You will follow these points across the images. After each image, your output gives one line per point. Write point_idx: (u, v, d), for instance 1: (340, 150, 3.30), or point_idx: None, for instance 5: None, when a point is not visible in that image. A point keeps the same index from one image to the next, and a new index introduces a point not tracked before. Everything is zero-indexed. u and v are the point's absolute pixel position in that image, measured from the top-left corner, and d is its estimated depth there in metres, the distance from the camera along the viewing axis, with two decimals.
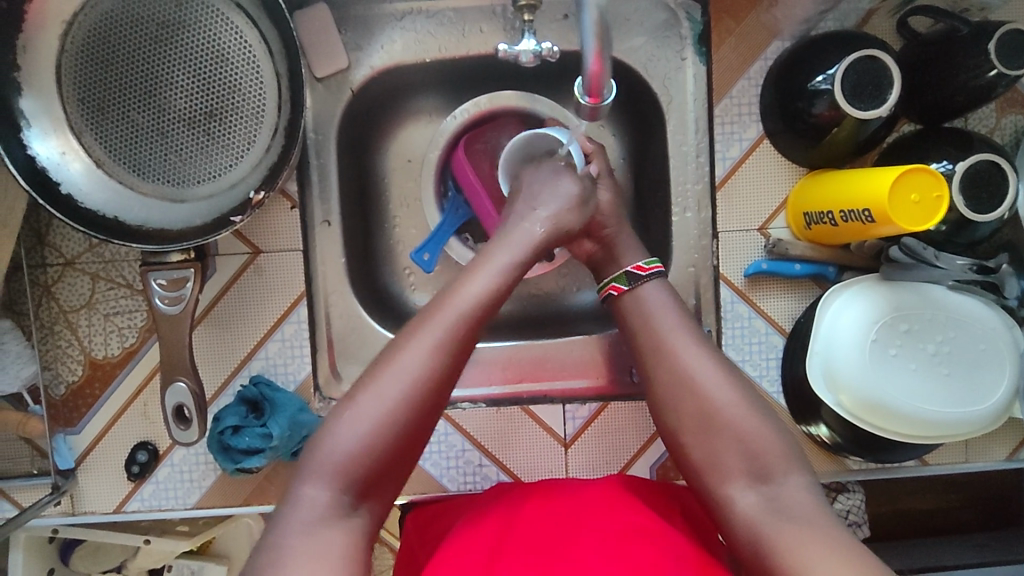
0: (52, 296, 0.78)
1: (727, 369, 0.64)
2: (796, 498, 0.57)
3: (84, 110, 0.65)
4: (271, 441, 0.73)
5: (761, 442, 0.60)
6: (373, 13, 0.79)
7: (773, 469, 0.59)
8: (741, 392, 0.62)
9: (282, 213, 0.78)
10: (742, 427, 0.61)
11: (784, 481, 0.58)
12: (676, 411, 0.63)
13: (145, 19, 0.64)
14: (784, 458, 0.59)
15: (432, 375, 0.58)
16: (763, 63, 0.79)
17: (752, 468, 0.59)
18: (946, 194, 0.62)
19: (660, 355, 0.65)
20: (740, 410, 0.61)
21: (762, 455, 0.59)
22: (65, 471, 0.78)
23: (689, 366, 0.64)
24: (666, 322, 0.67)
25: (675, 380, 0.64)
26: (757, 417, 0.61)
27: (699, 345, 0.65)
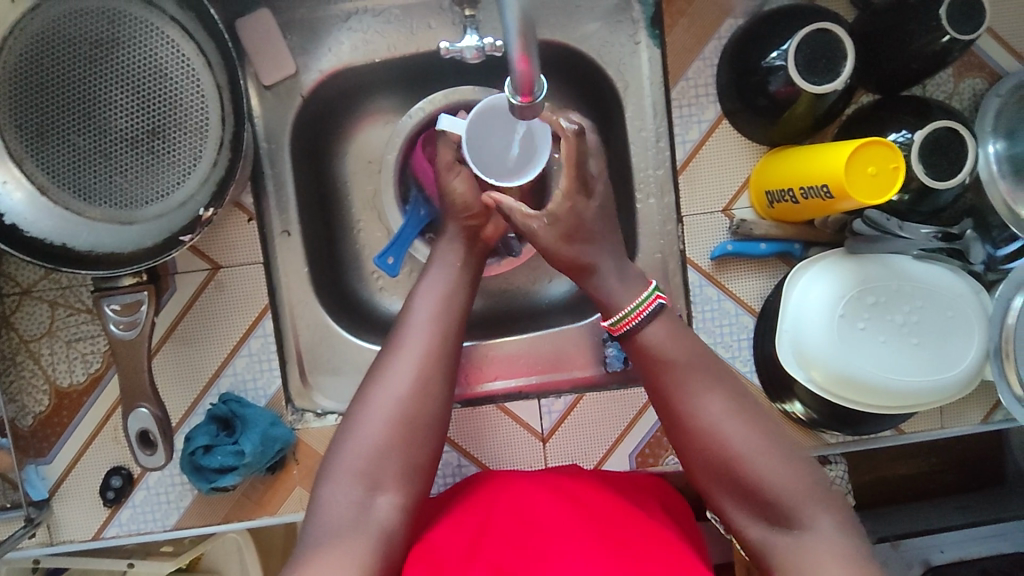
0: (11, 326, 0.76)
1: (754, 416, 0.61)
2: (819, 540, 0.55)
3: (21, 136, 0.63)
4: (245, 458, 0.72)
5: (786, 490, 0.57)
6: (319, 15, 0.77)
7: (798, 514, 0.57)
8: (753, 431, 0.60)
9: (238, 226, 0.76)
10: (771, 481, 0.58)
11: (811, 527, 0.56)
12: (694, 461, 0.61)
13: (77, 39, 0.62)
14: (814, 497, 0.57)
15: (429, 373, 0.62)
16: (717, 42, 0.78)
17: (774, 517, 0.58)
18: (902, 165, 0.61)
19: (670, 404, 0.62)
20: (764, 458, 0.59)
21: (787, 504, 0.57)
22: (39, 502, 0.77)
23: (711, 418, 0.60)
24: (676, 364, 0.62)
25: (695, 429, 0.61)
26: (785, 463, 0.59)
27: (717, 390, 0.61)
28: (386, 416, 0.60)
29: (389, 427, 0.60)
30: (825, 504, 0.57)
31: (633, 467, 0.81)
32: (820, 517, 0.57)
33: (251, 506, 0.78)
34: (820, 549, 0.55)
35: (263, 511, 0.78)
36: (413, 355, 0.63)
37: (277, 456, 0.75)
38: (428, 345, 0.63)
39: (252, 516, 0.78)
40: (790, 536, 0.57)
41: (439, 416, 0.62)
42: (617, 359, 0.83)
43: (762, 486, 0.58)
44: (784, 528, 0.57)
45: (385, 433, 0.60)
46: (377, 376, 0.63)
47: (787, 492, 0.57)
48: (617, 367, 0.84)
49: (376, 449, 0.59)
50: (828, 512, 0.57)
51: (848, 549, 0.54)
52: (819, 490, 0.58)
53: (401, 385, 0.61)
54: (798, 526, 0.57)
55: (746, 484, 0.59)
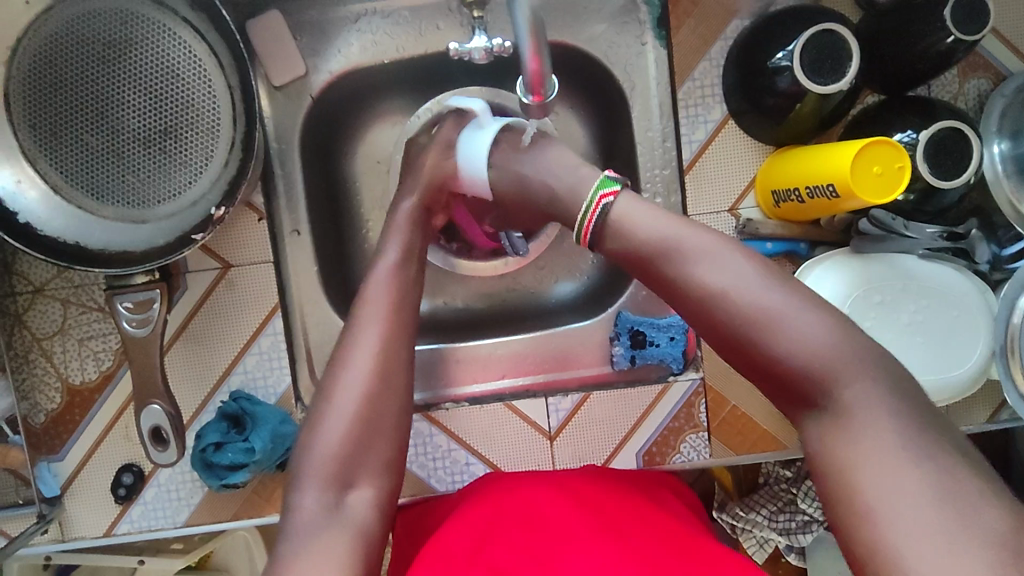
0: (24, 324, 0.77)
1: (767, 272, 0.54)
2: (862, 409, 0.48)
3: (36, 136, 0.64)
4: (255, 455, 0.73)
5: (816, 343, 0.50)
6: (329, 17, 0.78)
7: (833, 376, 0.49)
8: (770, 288, 0.53)
9: (249, 226, 0.77)
10: (792, 333, 0.51)
11: (844, 389, 0.49)
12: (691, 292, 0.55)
13: (91, 39, 0.63)
14: (848, 356, 0.49)
15: (386, 360, 0.63)
16: (723, 43, 0.78)
17: (804, 390, 0.50)
18: (907, 165, 0.62)
19: (672, 286, 0.56)
20: (776, 306, 0.52)
21: (818, 371, 0.49)
22: (50, 498, 0.77)
23: (717, 285, 0.53)
24: (676, 240, 0.56)
25: (699, 298, 0.54)
26: (805, 311, 0.51)
27: (725, 255, 0.55)
28: (349, 418, 0.60)
29: (355, 418, 0.60)
30: (867, 361, 0.49)
31: (640, 465, 0.81)
32: (859, 380, 0.49)
33: (260, 503, 0.78)
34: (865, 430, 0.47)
35: (273, 508, 0.79)
36: (370, 345, 0.63)
37: (286, 454, 0.76)
38: (383, 333, 0.63)
39: (262, 514, 0.79)
40: (836, 424, 0.49)
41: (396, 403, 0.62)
42: (623, 358, 0.84)
43: (786, 354, 0.50)
44: (825, 404, 0.50)
45: (352, 424, 0.60)
46: (338, 366, 0.63)
47: (821, 354, 0.49)
48: (623, 366, 0.84)
49: (344, 437, 0.59)
50: (868, 370, 0.49)
51: (893, 405, 0.47)
52: (864, 372, 0.49)
53: (359, 386, 0.61)
54: (836, 400, 0.49)
55: (769, 366, 0.51)
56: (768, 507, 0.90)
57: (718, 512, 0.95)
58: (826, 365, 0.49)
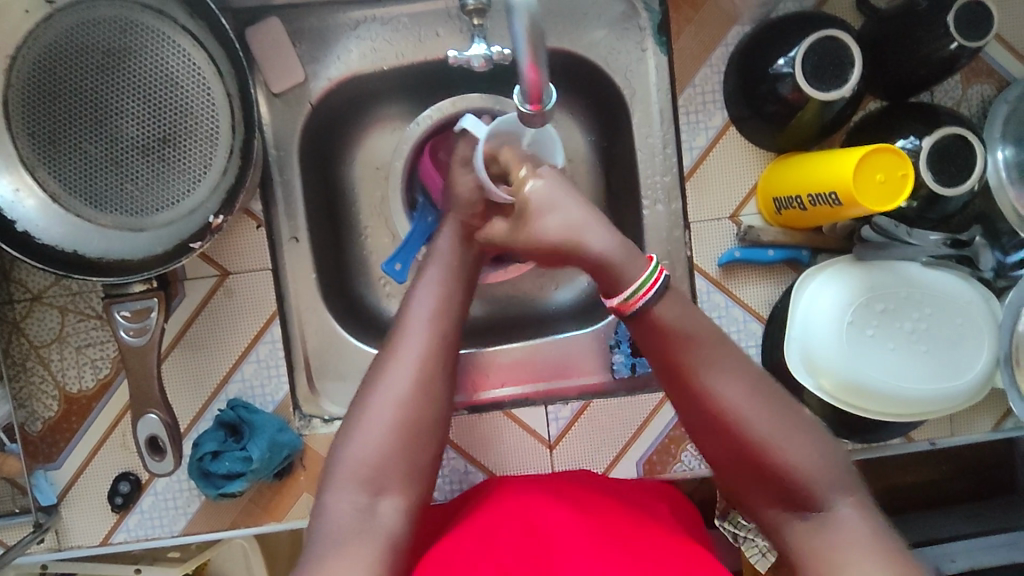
0: (22, 332, 0.77)
1: (767, 389, 0.57)
2: (846, 526, 0.54)
3: (34, 144, 0.63)
4: (252, 464, 0.73)
5: (806, 465, 0.55)
6: (328, 24, 0.78)
7: (818, 497, 0.55)
8: (771, 405, 0.57)
9: (247, 233, 0.77)
10: (791, 456, 0.55)
11: (832, 508, 0.55)
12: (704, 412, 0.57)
13: (90, 48, 0.63)
14: (836, 477, 0.55)
15: (430, 370, 0.61)
16: (724, 49, 0.78)
17: (797, 502, 0.56)
18: (911, 173, 0.61)
19: (688, 401, 0.58)
20: (775, 426, 0.56)
21: (806, 486, 0.55)
22: (47, 507, 0.77)
23: (729, 402, 0.56)
24: (693, 356, 0.58)
25: (712, 417, 0.57)
26: (799, 436, 0.56)
27: (736, 372, 0.57)
28: (385, 424, 0.58)
29: (395, 425, 0.58)
30: (851, 486, 0.56)
31: (640, 473, 0.81)
32: (843, 497, 0.55)
33: (258, 512, 0.78)
34: (844, 535, 0.53)
35: (270, 517, 0.78)
36: (413, 355, 0.61)
37: (284, 462, 0.75)
38: (427, 345, 0.62)
39: (259, 523, 0.78)
40: (812, 525, 0.55)
41: (441, 414, 0.61)
42: (624, 365, 0.84)
43: (786, 469, 0.55)
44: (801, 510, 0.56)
45: (390, 433, 0.58)
46: (377, 374, 0.61)
47: (812, 475, 0.55)
48: (623, 374, 0.84)
49: (380, 445, 0.57)
50: (850, 496, 0.55)
51: (868, 518, 0.54)
52: (839, 478, 0.56)
53: (399, 390, 0.59)
54: (814, 514, 0.55)
55: (766, 473, 0.56)
56: None
57: (720, 521, 0.94)
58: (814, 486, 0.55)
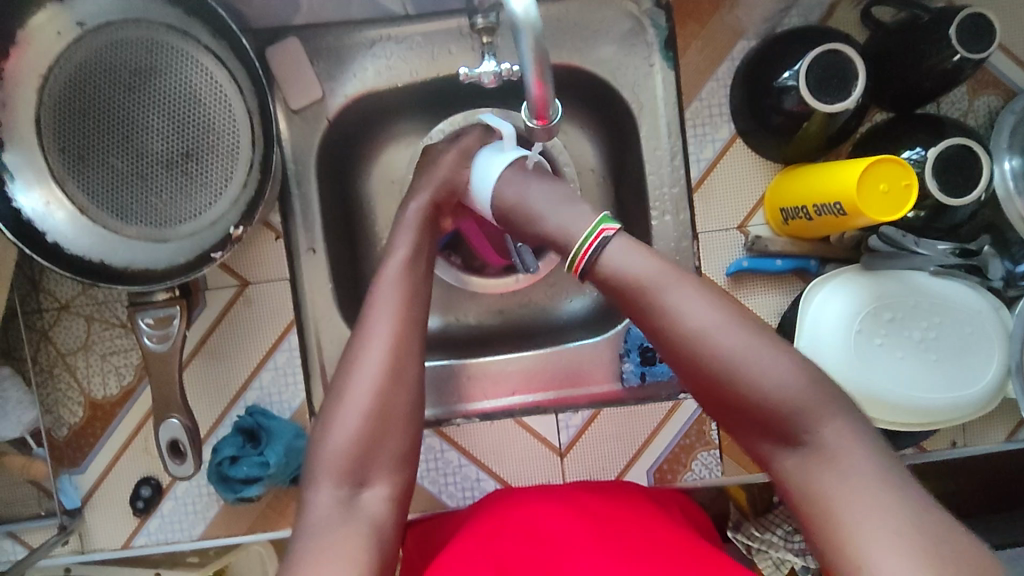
0: (50, 340, 0.80)
1: (735, 312, 0.56)
2: (844, 452, 0.50)
3: (64, 158, 0.66)
4: (269, 469, 0.75)
5: (784, 390, 0.52)
6: (344, 43, 0.81)
7: (800, 418, 0.52)
8: (733, 323, 0.55)
9: (267, 244, 0.80)
10: (766, 377, 0.53)
11: (812, 429, 0.52)
12: (665, 340, 0.57)
13: (118, 67, 0.66)
14: (819, 403, 0.52)
15: (411, 381, 0.62)
16: (730, 64, 0.79)
17: (780, 427, 0.53)
18: (915, 182, 0.62)
19: (652, 326, 0.57)
20: (749, 350, 0.54)
21: (786, 414, 0.52)
22: (72, 510, 0.79)
23: (692, 323, 0.55)
24: (659, 280, 0.57)
25: (679, 341, 0.56)
26: (773, 354, 0.54)
27: (701, 293, 0.56)
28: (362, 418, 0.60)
29: (368, 414, 0.60)
30: (836, 407, 0.52)
31: (651, 482, 0.81)
32: (826, 421, 0.52)
33: (274, 517, 0.80)
34: (842, 468, 0.50)
35: (286, 522, 0.80)
36: (382, 345, 0.62)
37: (300, 468, 0.77)
38: (406, 355, 0.62)
39: (275, 527, 0.80)
40: (803, 458, 0.52)
41: (412, 407, 0.62)
42: (633, 374, 0.84)
43: (764, 390, 0.53)
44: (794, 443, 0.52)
45: (363, 420, 0.59)
46: (353, 365, 0.62)
47: (789, 399, 0.52)
48: (632, 383, 0.84)
49: (355, 433, 0.59)
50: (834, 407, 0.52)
51: (855, 434, 0.51)
52: (825, 398, 0.52)
53: (374, 380, 0.61)
54: (804, 440, 0.52)
55: (739, 400, 0.54)
56: None
57: None
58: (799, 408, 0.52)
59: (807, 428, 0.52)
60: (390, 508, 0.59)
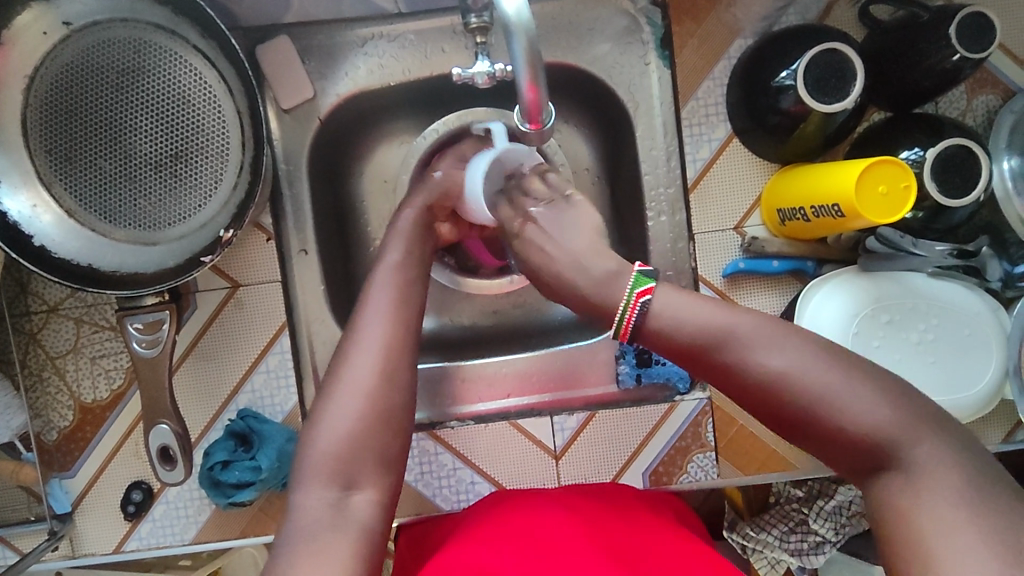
0: (39, 343, 0.79)
1: (812, 343, 0.53)
2: (935, 474, 0.47)
3: (51, 161, 0.65)
4: (261, 473, 0.74)
5: (874, 423, 0.49)
6: (336, 41, 0.79)
7: (896, 446, 0.49)
8: (813, 355, 0.52)
9: (257, 246, 0.79)
10: (847, 412, 0.50)
11: (911, 454, 0.49)
12: (741, 391, 0.54)
13: (105, 68, 0.65)
14: (906, 430, 0.49)
15: (403, 386, 0.61)
16: (727, 62, 0.78)
17: (871, 460, 0.50)
18: (913, 184, 0.62)
19: (725, 377, 0.55)
20: (829, 384, 0.51)
21: (882, 442, 0.49)
22: (62, 515, 0.79)
23: (768, 369, 0.52)
24: (724, 333, 0.55)
25: (758, 390, 0.53)
26: (853, 385, 0.51)
27: (775, 337, 0.54)
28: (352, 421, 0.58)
29: (363, 414, 0.59)
30: (930, 427, 0.49)
31: (646, 484, 0.81)
32: (922, 442, 0.49)
33: (266, 521, 0.79)
34: (934, 489, 0.47)
35: (278, 527, 0.79)
36: (375, 350, 0.62)
37: (293, 472, 0.77)
38: (397, 360, 0.62)
39: (268, 532, 0.79)
40: (901, 484, 0.48)
41: (403, 413, 0.61)
42: (629, 376, 0.84)
43: (853, 424, 0.50)
44: (885, 474, 0.49)
45: (358, 420, 0.58)
46: (343, 367, 0.61)
47: (881, 429, 0.49)
48: (628, 385, 0.84)
49: (349, 433, 0.58)
50: (932, 433, 0.49)
51: (955, 461, 0.48)
52: (919, 419, 0.49)
53: (365, 381, 0.60)
54: (893, 469, 0.49)
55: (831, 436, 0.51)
56: (779, 527, 0.89)
57: (728, 532, 0.93)
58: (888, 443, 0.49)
59: (902, 451, 0.49)
60: (379, 512, 0.57)
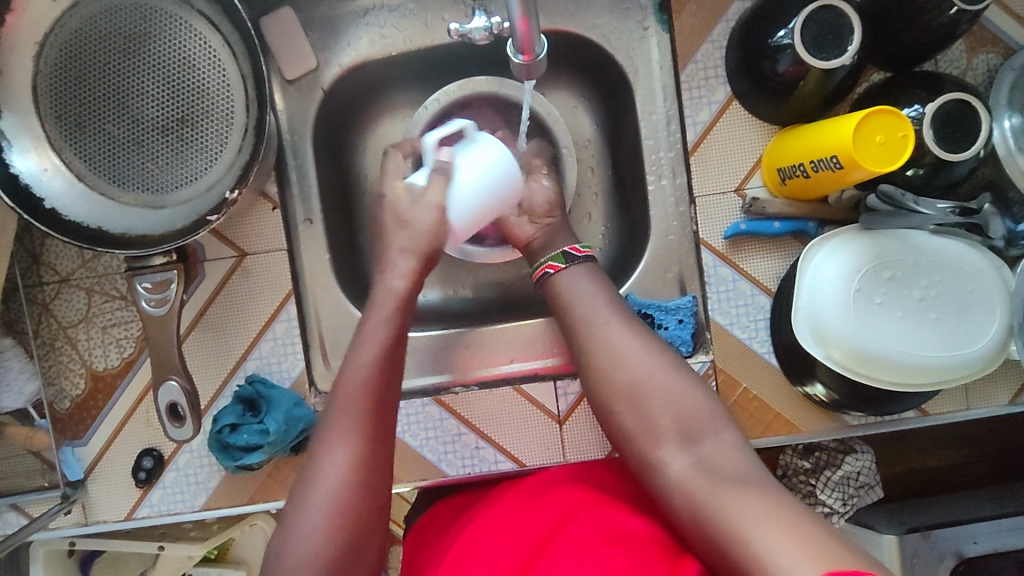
0: (51, 313, 0.80)
1: (650, 337, 0.65)
2: (723, 456, 0.57)
3: (62, 127, 0.67)
4: (269, 436, 0.75)
5: (689, 406, 0.60)
6: (338, 12, 0.81)
7: (701, 428, 0.59)
8: (647, 344, 0.64)
9: (264, 214, 0.80)
10: (670, 393, 0.61)
11: (709, 438, 0.59)
12: (591, 363, 0.65)
13: (112, 33, 0.66)
14: (709, 415, 0.60)
15: (362, 462, 0.59)
16: (725, 25, 0.79)
17: (680, 431, 0.59)
18: (911, 133, 0.62)
19: (586, 346, 0.66)
20: (662, 372, 0.62)
21: (691, 419, 0.60)
22: (74, 481, 0.80)
23: (615, 346, 0.64)
24: (593, 307, 0.67)
25: (603, 359, 0.64)
26: (680, 377, 0.62)
27: (625, 322, 0.66)
28: (316, 527, 0.56)
29: (341, 484, 0.57)
30: (728, 422, 0.60)
31: None
32: (721, 432, 0.59)
33: (275, 487, 0.80)
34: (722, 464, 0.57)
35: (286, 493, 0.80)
36: (348, 433, 0.60)
37: (300, 437, 0.77)
38: (359, 436, 0.60)
39: (276, 497, 0.80)
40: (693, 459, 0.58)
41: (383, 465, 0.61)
42: None
43: (667, 405, 0.61)
44: (687, 444, 0.59)
45: (327, 520, 0.56)
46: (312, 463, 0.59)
47: (688, 410, 0.60)
48: None
49: (318, 536, 0.56)
50: (730, 427, 0.60)
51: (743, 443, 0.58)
52: (719, 416, 0.60)
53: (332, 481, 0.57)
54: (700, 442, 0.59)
55: (647, 408, 0.61)
56: None
57: None
58: (692, 417, 0.60)
59: (703, 437, 0.59)
60: None
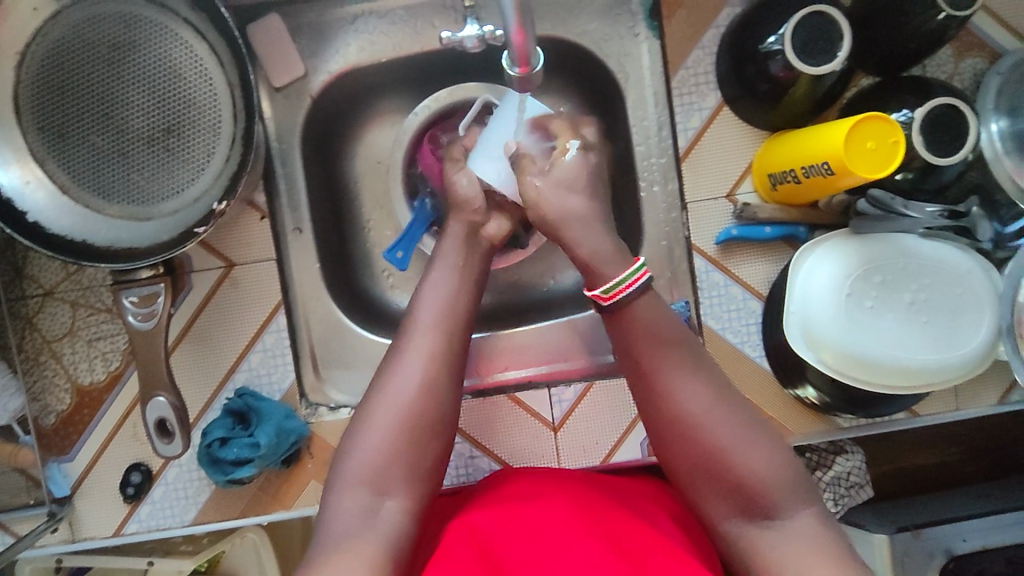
0: (35, 327, 0.79)
1: (719, 392, 0.61)
2: (798, 530, 0.57)
3: (44, 138, 0.65)
4: (259, 449, 0.74)
5: (767, 474, 0.58)
6: (326, 19, 0.80)
7: (774, 504, 0.57)
8: (718, 402, 0.60)
9: (252, 224, 0.79)
10: (746, 463, 0.58)
11: (784, 515, 0.57)
12: (652, 416, 0.62)
13: (95, 42, 0.65)
14: (787, 489, 0.58)
15: (436, 378, 0.62)
16: (715, 31, 0.79)
17: (749, 507, 0.58)
18: (902, 139, 0.62)
19: (649, 397, 0.62)
20: (735, 437, 0.59)
21: (767, 492, 0.58)
22: (61, 498, 0.78)
23: (681, 400, 0.61)
24: (655, 353, 0.62)
25: (669, 416, 0.61)
26: (759, 443, 0.59)
27: (693, 373, 0.61)
28: (383, 431, 0.59)
29: (418, 389, 0.61)
30: (805, 499, 0.58)
31: (645, 453, 0.81)
32: (796, 508, 0.58)
33: (267, 501, 0.79)
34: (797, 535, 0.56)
35: (279, 505, 0.79)
36: (421, 347, 0.63)
37: (291, 449, 0.76)
38: (427, 362, 0.62)
39: (268, 511, 0.79)
40: (766, 531, 0.57)
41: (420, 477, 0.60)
42: None
43: (743, 474, 0.58)
44: (758, 518, 0.58)
45: (395, 429, 0.59)
46: (386, 371, 0.62)
47: (764, 481, 0.58)
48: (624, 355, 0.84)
49: (382, 445, 0.59)
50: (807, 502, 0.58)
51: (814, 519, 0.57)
52: (794, 491, 0.58)
53: (405, 388, 0.61)
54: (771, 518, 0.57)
55: (719, 476, 0.59)
56: None
57: None
58: (766, 492, 0.57)
59: (776, 512, 0.57)
60: (408, 521, 0.58)
